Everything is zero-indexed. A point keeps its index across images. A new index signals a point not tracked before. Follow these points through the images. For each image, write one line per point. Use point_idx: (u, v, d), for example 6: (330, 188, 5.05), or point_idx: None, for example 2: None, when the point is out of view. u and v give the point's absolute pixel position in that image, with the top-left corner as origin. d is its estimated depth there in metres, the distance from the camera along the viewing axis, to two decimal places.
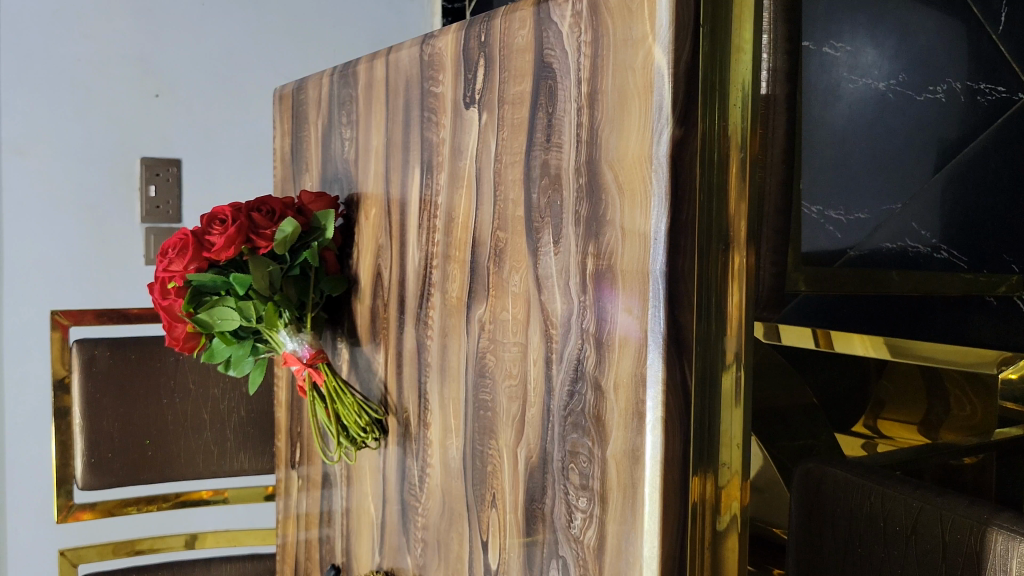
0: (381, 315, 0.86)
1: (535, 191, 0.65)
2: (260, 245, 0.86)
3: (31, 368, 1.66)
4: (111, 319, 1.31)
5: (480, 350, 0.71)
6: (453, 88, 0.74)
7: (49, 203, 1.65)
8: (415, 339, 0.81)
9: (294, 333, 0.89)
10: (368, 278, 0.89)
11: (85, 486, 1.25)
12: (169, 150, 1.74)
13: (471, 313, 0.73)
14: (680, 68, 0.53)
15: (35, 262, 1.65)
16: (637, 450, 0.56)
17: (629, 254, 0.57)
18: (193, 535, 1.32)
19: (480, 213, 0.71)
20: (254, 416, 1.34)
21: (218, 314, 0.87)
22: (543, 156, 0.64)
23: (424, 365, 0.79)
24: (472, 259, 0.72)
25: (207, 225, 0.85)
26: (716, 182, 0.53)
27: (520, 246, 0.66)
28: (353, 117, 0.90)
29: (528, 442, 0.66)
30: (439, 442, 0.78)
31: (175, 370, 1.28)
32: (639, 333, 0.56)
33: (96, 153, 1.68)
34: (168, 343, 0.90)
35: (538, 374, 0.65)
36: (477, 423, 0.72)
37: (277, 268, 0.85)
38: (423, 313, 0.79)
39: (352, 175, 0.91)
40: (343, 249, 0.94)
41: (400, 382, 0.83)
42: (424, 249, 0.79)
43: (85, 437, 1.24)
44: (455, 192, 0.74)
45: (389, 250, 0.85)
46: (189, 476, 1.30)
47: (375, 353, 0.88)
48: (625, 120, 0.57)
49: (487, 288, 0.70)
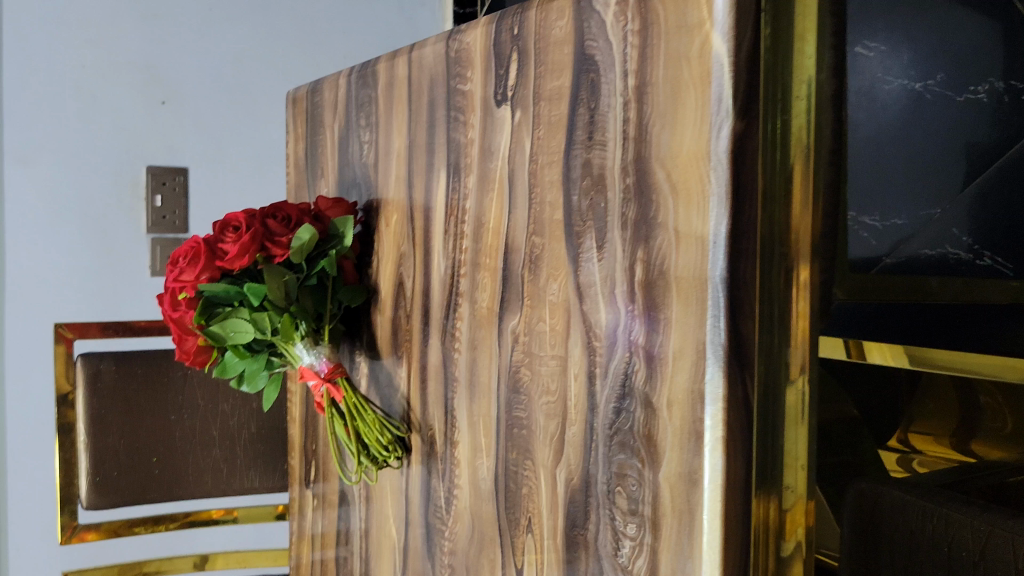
0: (403, 327, 0.82)
1: (575, 192, 0.60)
2: (276, 253, 0.81)
3: (35, 383, 1.62)
4: (116, 332, 1.27)
5: (514, 364, 0.67)
6: (482, 85, 0.70)
7: (54, 215, 1.60)
8: (440, 353, 0.76)
9: (311, 346, 0.84)
10: (389, 288, 0.84)
11: (89, 506, 1.20)
12: (175, 158, 1.70)
13: (503, 325, 0.68)
14: (741, 56, 0.49)
15: (39, 275, 1.60)
16: (695, 474, 0.52)
17: (684, 261, 0.52)
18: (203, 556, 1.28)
19: (513, 216, 0.67)
20: (265, 432, 1.29)
21: (231, 325, 0.82)
22: (584, 155, 0.59)
23: (451, 380, 0.75)
24: (505, 268, 0.68)
25: (221, 233, 0.81)
26: (777, 183, 0.50)
27: (559, 251, 0.62)
28: (373, 119, 0.86)
29: (568, 464, 0.62)
30: (469, 462, 0.73)
31: (184, 384, 1.24)
32: (693, 346, 0.52)
33: (101, 162, 1.63)
34: (178, 357, 0.85)
35: (580, 390, 0.60)
36: (510, 443, 0.68)
37: (293, 277, 0.81)
38: (450, 326, 0.75)
39: (372, 180, 0.87)
40: (361, 258, 0.90)
41: (424, 398, 0.79)
42: (451, 257, 0.74)
43: (91, 454, 1.19)
44: (485, 196, 0.70)
45: (411, 259, 0.80)
46: (197, 495, 1.26)
47: (396, 368, 0.83)
48: (679, 114, 0.52)
49: (521, 298, 0.66)
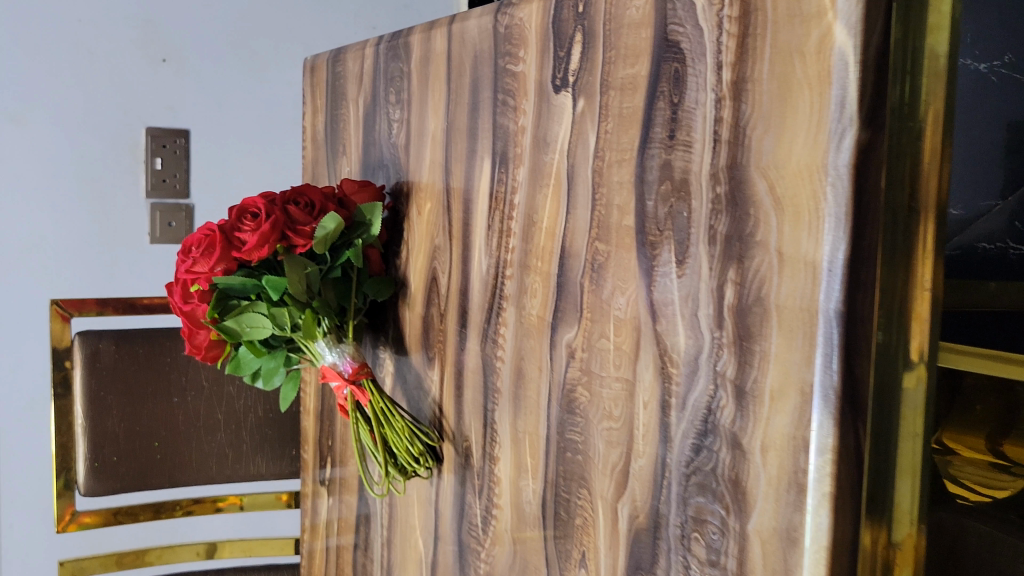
0: (435, 326, 0.75)
1: (652, 197, 0.53)
2: (299, 243, 0.74)
3: (29, 365, 1.48)
4: (116, 309, 1.20)
5: (569, 382, 0.60)
6: (538, 66, 0.62)
7: (47, 178, 1.46)
8: (481, 359, 0.70)
9: (334, 343, 0.77)
10: (420, 282, 0.77)
11: (87, 492, 1.14)
12: (176, 120, 1.54)
13: (557, 337, 0.61)
14: (869, 54, 0.41)
15: (32, 244, 1.46)
16: (794, 532, 0.45)
17: (789, 290, 0.45)
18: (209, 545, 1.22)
19: (573, 217, 0.60)
20: (272, 416, 1.22)
21: (246, 321, 0.75)
22: (663, 155, 0.52)
23: (492, 390, 0.68)
24: (561, 273, 0.61)
25: (237, 219, 0.74)
26: (896, 202, 0.43)
27: (629, 262, 0.55)
28: (404, 95, 0.78)
29: (632, 497, 0.55)
30: (513, 482, 0.66)
31: (187, 366, 1.17)
32: (797, 388, 0.45)
33: (97, 123, 1.49)
34: (188, 352, 0.79)
35: (651, 421, 0.54)
36: (562, 466, 0.61)
37: (315, 269, 0.74)
38: (494, 330, 0.68)
39: (401, 163, 0.79)
40: (388, 247, 0.82)
41: (459, 406, 0.72)
42: (495, 255, 0.67)
43: (89, 438, 1.13)
44: (537, 191, 0.63)
45: (447, 252, 0.73)
46: (202, 481, 1.19)
47: (427, 370, 0.77)
48: (788, 120, 0.45)
49: (580, 309, 0.59)
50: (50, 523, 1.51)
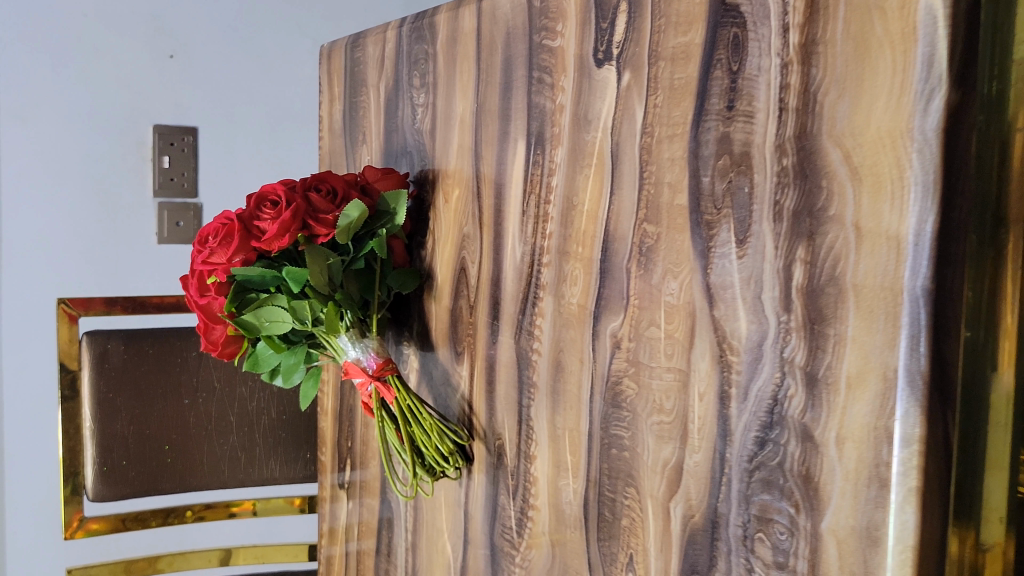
0: (464, 319, 0.72)
1: (709, 172, 0.50)
2: (320, 233, 0.71)
3: (34, 371, 1.42)
4: (125, 309, 1.16)
5: (614, 374, 0.57)
6: (577, 39, 0.59)
7: (52, 176, 1.41)
8: (516, 352, 0.66)
9: (357, 338, 0.74)
10: (447, 273, 0.74)
11: (96, 498, 1.10)
12: (183, 117, 1.50)
13: (600, 327, 0.58)
14: (960, 7, 0.38)
15: (36, 244, 1.41)
16: (875, 530, 0.42)
17: (868, 267, 0.42)
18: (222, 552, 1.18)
19: (619, 198, 0.56)
20: (286, 418, 1.18)
21: (265, 315, 0.72)
22: (721, 127, 0.49)
23: (528, 384, 0.65)
24: (604, 257, 0.57)
25: (256, 207, 0.70)
26: (986, 169, 0.39)
27: (681, 243, 0.52)
28: (429, 78, 0.75)
29: (686, 495, 0.52)
30: (551, 482, 0.63)
31: (199, 366, 1.14)
32: (877, 373, 0.41)
33: (103, 121, 1.43)
34: (203, 348, 0.76)
35: (708, 413, 0.50)
36: (606, 464, 0.58)
37: (337, 260, 0.71)
38: (530, 322, 0.64)
39: (425, 149, 0.76)
40: (411, 237, 0.79)
41: (491, 403, 0.69)
42: (530, 242, 0.64)
43: (98, 441, 1.09)
44: (577, 172, 0.59)
45: (477, 240, 0.70)
46: (214, 486, 1.16)
47: (455, 365, 0.73)
48: (866, 82, 0.41)
49: (626, 295, 0.56)
50: (54, 535, 1.45)
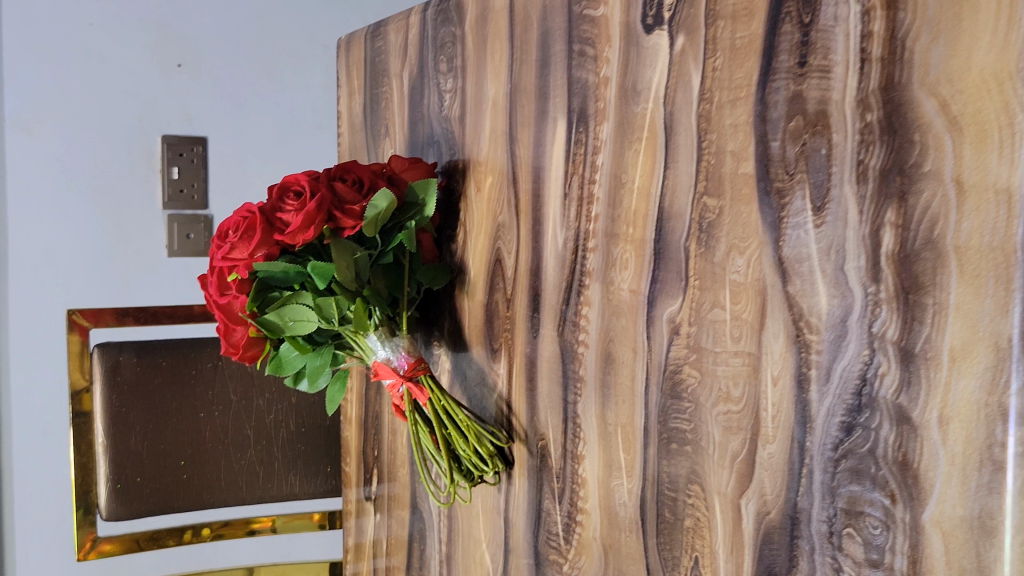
0: (500, 314, 0.68)
1: (778, 137, 0.46)
2: (347, 225, 0.67)
3: (43, 393, 1.37)
4: (137, 319, 1.12)
5: (673, 362, 0.52)
6: (624, 5, 0.55)
7: (58, 190, 1.35)
8: (560, 346, 0.62)
9: (386, 338, 0.70)
10: (480, 266, 0.70)
11: (110, 516, 1.06)
12: (193, 127, 1.44)
13: (655, 313, 0.54)
14: None
15: (43, 261, 1.35)
16: (988, 519, 0.37)
17: (973, 227, 0.37)
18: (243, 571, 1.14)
19: (674, 173, 0.52)
20: (305, 430, 1.13)
21: (288, 314, 0.68)
22: (792, 86, 0.45)
23: (574, 378, 0.60)
24: (658, 238, 0.53)
25: (279, 199, 0.67)
26: None
27: (748, 216, 0.47)
28: (457, 62, 0.71)
29: (759, 491, 0.47)
30: (603, 484, 0.58)
31: (213, 377, 1.09)
32: (986, 344, 0.37)
33: (111, 132, 1.37)
34: (223, 351, 0.72)
35: (784, 400, 0.46)
36: (665, 461, 0.53)
37: (364, 255, 0.67)
38: (575, 312, 0.60)
39: (454, 136, 0.72)
40: (440, 231, 0.75)
41: (532, 402, 0.64)
42: (574, 227, 0.60)
43: (110, 458, 1.05)
44: (625, 147, 0.55)
45: (514, 230, 0.66)
46: (232, 502, 1.11)
47: (491, 364, 0.69)
48: (964, 21, 0.37)
49: (684, 276, 0.52)
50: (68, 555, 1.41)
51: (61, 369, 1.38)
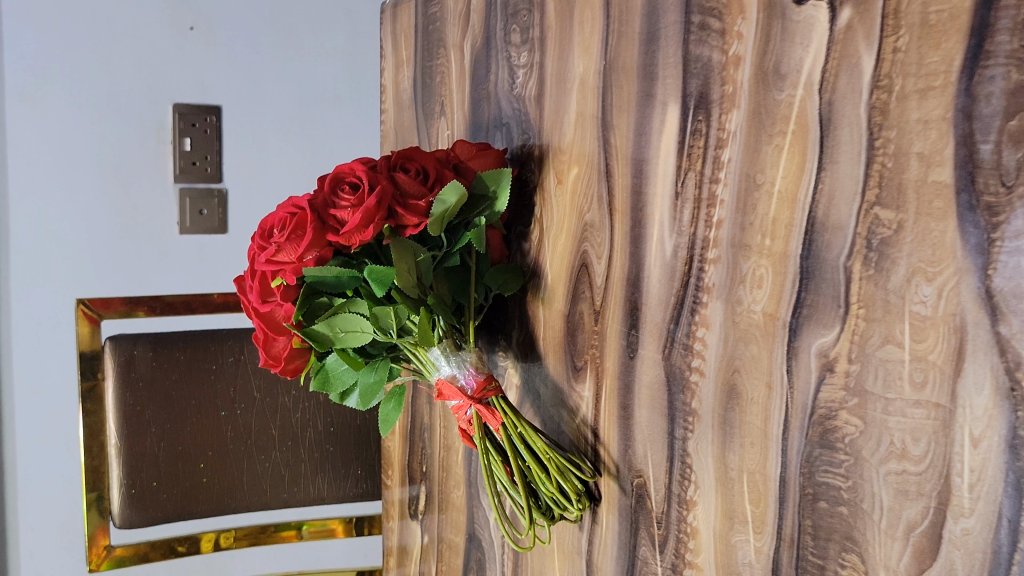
0: (586, 328, 0.59)
1: (990, 138, 0.36)
2: (410, 222, 0.57)
3: (53, 382, 1.25)
4: (152, 309, 1.03)
5: (825, 405, 0.43)
6: None
7: (63, 165, 1.23)
8: (665, 371, 0.53)
9: (451, 351, 0.61)
10: (560, 270, 0.60)
11: (124, 524, 0.97)
12: (206, 96, 1.31)
13: (800, 343, 0.45)
14: None
15: (46, 241, 1.24)
16: None
17: None
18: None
19: (832, 175, 0.43)
20: (335, 430, 1.05)
21: (339, 324, 0.59)
22: (1014, 73, 0.35)
23: (685, 411, 0.51)
24: (807, 254, 0.44)
25: (332, 192, 0.57)
26: None
27: (940, 234, 0.38)
28: (533, 32, 0.62)
29: (947, 573, 0.39)
30: (721, 538, 0.50)
31: (236, 373, 1.01)
32: None
33: (120, 101, 1.26)
34: (263, 364, 0.63)
35: (988, 466, 0.36)
36: (808, 523, 0.45)
37: (427, 257, 0.58)
38: (688, 334, 0.51)
39: (528, 119, 0.63)
40: (509, 226, 0.66)
41: (628, 432, 0.56)
42: (689, 233, 0.50)
43: (124, 461, 0.96)
44: (764, 141, 0.46)
45: (606, 232, 0.56)
46: (255, 508, 1.03)
47: (572, 383, 0.60)
48: None
49: (842, 302, 0.42)
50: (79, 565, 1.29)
51: (70, 361, 1.26)
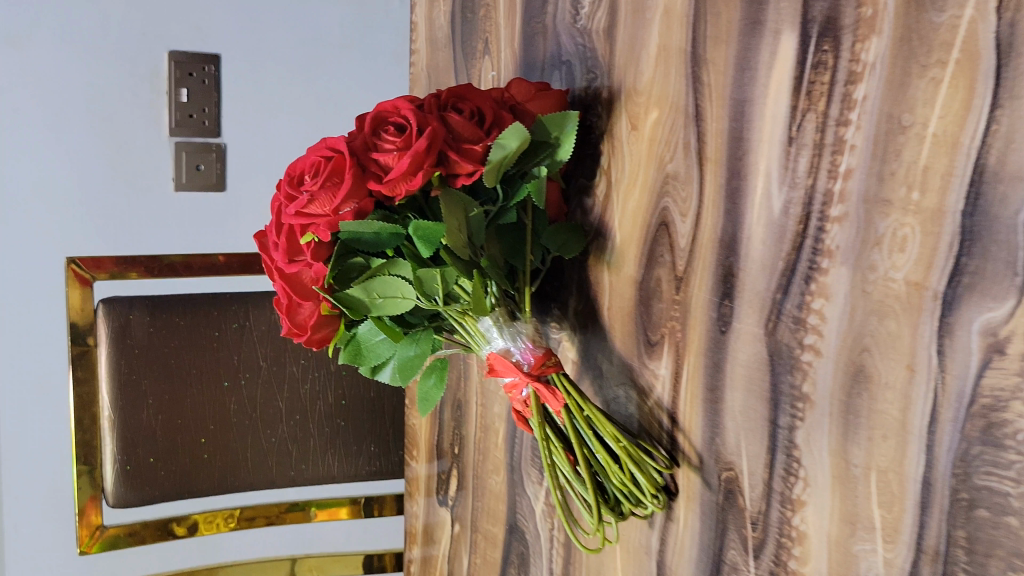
0: (664, 296, 0.51)
1: None
2: (464, 171, 0.49)
3: (40, 346, 1.15)
4: (150, 270, 0.95)
5: (993, 395, 0.35)
6: None
7: (52, 114, 1.13)
8: (767, 349, 0.45)
9: (505, 322, 0.53)
10: (632, 229, 0.53)
11: (118, 502, 0.89)
12: (204, 43, 1.21)
13: (958, 319, 0.37)
14: None
15: (37, 197, 1.14)
16: None
17: None
18: (284, 561, 1.02)
19: (1011, 113, 0.34)
20: (347, 403, 0.97)
21: (377, 289, 0.51)
22: None
23: (794, 395, 0.44)
24: (973, 211, 0.36)
25: (373, 133, 0.49)
26: None
27: None
28: None
29: None
30: (838, 545, 0.42)
31: (241, 340, 0.93)
32: None
33: (112, 45, 1.15)
34: (286, 334, 0.55)
35: None
36: (961, 534, 0.37)
37: (479, 211, 0.50)
38: (800, 305, 0.43)
39: (594, 56, 0.55)
40: (568, 179, 0.58)
41: (716, 418, 0.48)
42: (806, 186, 0.43)
43: (118, 434, 0.88)
44: (918, 73, 0.38)
45: (694, 185, 0.48)
46: (260, 486, 0.95)
47: (645, 360, 0.52)
48: None
49: (1020, 269, 0.34)
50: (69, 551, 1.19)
51: (55, 325, 1.16)
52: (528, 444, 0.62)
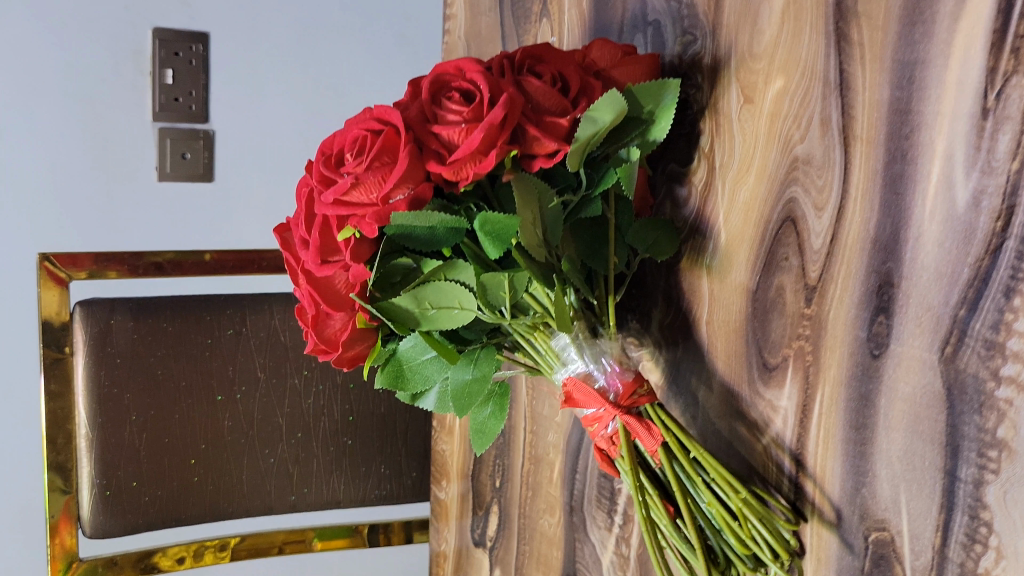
0: (791, 310, 0.41)
1: None
2: (544, 151, 0.39)
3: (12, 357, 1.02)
4: (135, 270, 0.83)
5: None
6: None
7: (23, 95, 1.00)
8: (943, 381, 0.35)
9: (588, 339, 0.43)
10: (744, 224, 0.43)
11: (96, 531, 0.78)
12: (192, 18, 1.07)
13: None
14: None
15: (12, 188, 1.01)
16: None
17: None
18: None
19: None
20: (357, 422, 0.87)
21: (429, 297, 0.41)
22: None
23: (983, 442, 0.33)
24: None
25: (432, 100, 0.39)
26: None
27: None
28: None
29: None
30: None
31: (236, 350, 0.82)
32: None
33: (90, 19, 1.02)
34: (312, 351, 0.45)
35: None
36: None
37: (556, 199, 0.40)
38: (996, 325, 0.33)
39: (694, 12, 0.45)
40: (654, 162, 0.49)
41: (860, 464, 0.38)
42: (1007, 172, 0.32)
43: (97, 457, 0.77)
44: None
45: (837, 170, 0.38)
46: (256, 513, 0.84)
47: (761, 389, 0.43)
48: None
49: None
50: None
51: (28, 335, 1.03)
52: (594, 482, 0.52)
